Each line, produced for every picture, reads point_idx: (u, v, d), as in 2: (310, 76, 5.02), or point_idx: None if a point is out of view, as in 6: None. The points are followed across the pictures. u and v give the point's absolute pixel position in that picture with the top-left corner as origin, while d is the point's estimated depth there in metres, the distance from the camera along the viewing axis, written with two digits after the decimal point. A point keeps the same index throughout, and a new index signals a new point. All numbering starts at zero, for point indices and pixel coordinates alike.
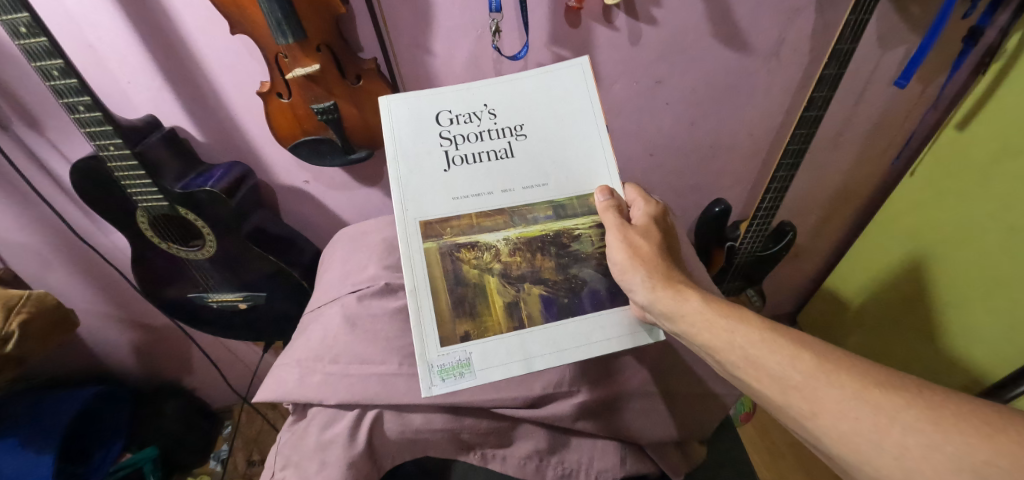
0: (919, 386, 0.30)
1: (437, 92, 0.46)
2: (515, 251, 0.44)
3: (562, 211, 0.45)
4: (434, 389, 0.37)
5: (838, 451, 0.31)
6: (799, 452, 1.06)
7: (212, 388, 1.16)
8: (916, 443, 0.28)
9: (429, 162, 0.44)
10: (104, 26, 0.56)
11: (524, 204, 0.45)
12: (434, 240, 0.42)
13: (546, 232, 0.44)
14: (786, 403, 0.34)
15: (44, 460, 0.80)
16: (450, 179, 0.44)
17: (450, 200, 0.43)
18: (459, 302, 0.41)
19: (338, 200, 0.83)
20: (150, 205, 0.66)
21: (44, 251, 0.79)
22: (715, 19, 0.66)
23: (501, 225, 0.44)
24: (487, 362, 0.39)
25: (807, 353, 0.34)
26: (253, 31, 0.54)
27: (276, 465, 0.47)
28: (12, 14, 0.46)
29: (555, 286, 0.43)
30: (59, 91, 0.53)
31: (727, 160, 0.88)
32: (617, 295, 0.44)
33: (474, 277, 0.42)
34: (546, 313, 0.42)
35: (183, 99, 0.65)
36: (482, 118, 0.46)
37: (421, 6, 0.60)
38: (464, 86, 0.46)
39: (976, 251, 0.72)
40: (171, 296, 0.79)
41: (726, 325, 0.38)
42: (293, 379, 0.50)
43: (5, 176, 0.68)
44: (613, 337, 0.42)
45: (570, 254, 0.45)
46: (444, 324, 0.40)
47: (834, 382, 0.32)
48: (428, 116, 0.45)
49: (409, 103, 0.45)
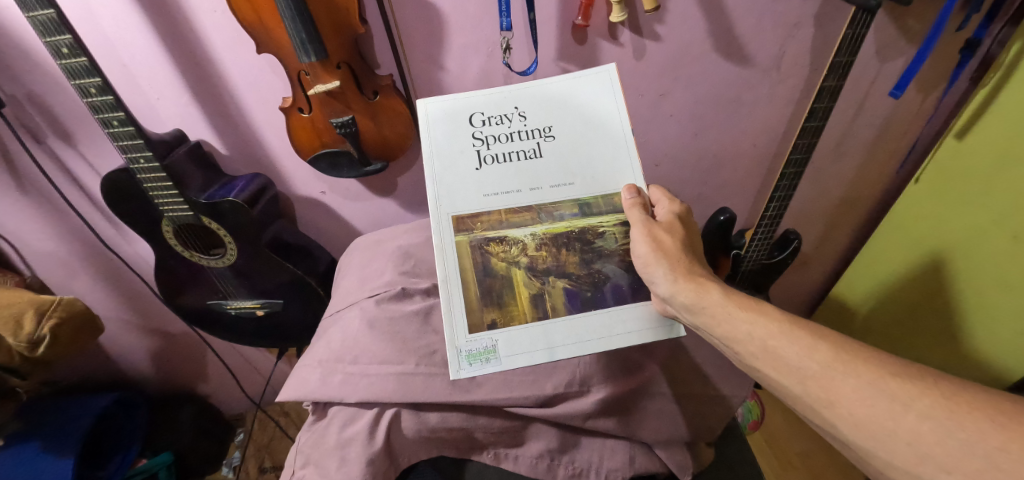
0: (934, 377, 0.32)
1: (470, 95, 0.49)
2: (541, 246, 0.46)
3: (587, 209, 0.47)
4: (462, 374, 0.40)
5: (854, 437, 0.33)
6: (809, 462, 1.05)
7: (226, 395, 1.18)
8: (929, 430, 0.29)
9: (462, 160, 0.47)
10: (138, 46, 0.60)
11: (550, 202, 0.47)
12: (464, 234, 0.45)
13: (571, 229, 0.46)
14: (803, 393, 0.36)
15: (65, 463, 0.81)
16: (481, 177, 0.47)
17: (480, 196, 0.46)
18: (488, 293, 0.43)
19: (352, 210, 0.86)
20: (175, 215, 0.69)
21: (72, 259, 0.82)
22: (715, 33, 0.69)
23: (528, 221, 0.46)
24: (511, 349, 0.42)
25: (823, 344, 0.36)
26: (277, 51, 0.57)
27: (297, 463, 0.49)
28: (55, 36, 0.50)
29: (579, 279, 0.45)
30: (96, 107, 0.56)
31: (731, 169, 0.90)
32: (639, 291, 0.46)
33: (502, 269, 0.44)
34: (569, 305, 0.44)
35: (210, 113, 0.68)
36: (513, 120, 0.49)
37: (434, 24, 0.63)
38: (496, 90, 0.49)
39: (980, 259, 0.73)
40: (193, 303, 0.82)
41: (746, 317, 0.40)
42: (314, 379, 0.52)
43: (39, 188, 0.72)
44: (634, 332, 0.44)
45: (595, 249, 0.47)
46: (473, 312, 0.43)
47: (851, 372, 0.34)
48: (462, 118, 0.48)
49: (445, 106, 0.48)
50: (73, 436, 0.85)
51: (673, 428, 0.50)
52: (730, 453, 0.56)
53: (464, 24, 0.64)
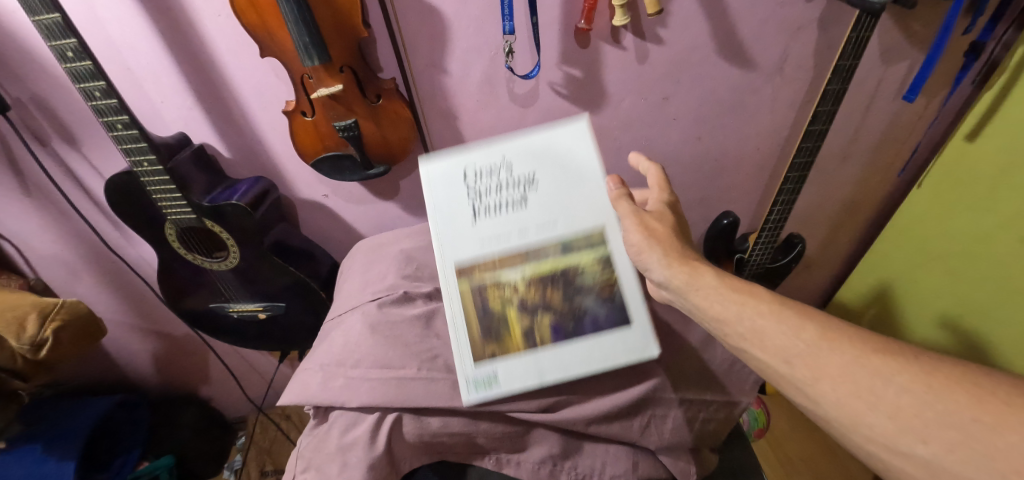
0: (916, 354, 0.31)
1: (458, 150, 0.50)
2: (532, 285, 0.48)
3: (570, 247, 0.48)
4: (471, 399, 0.45)
5: (835, 414, 0.32)
6: (815, 468, 1.03)
7: (228, 398, 1.18)
8: (909, 403, 0.29)
9: (458, 216, 0.48)
10: (142, 49, 0.60)
11: (540, 246, 0.48)
12: (466, 279, 0.48)
13: (554, 268, 0.48)
14: (788, 371, 0.35)
15: (67, 465, 0.81)
16: (479, 230, 0.48)
17: (478, 248, 0.48)
18: (489, 329, 0.47)
19: (355, 213, 0.86)
20: (178, 218, 0.69)
21: (76, 262, 0.82)
22: (719, 37, 0.68)
23: (519, 263, 0.48)
24: (509, 377, 0.46)
25: (811, 324, 0.35)
26: (281, 54, 0.57)
27: (297, 467, 0.48)
28: (61, 40, 0.50)
29: (561, 313, 0.48)
30: (101, 111, 0.56)
31: (735, 173, 0.89)
32: (615, 319, 0.47)
33: (500, 309, 0.48)
34: (556, 336, 0.47)
35: (212, 117, 0.68)
36: (502, 171, 0.49)
37: (437, 28, 0.63)
38: (483, 141, 0.50)
39: (978, 253, 0.73)
40: (195, 305, 0.82)
41: (735, 298, 0.39)
42: (315, 382, 0.52)
43: (43, 191, 0.72)
44: (610, 356, 0.46)
45: (574, 286, 0.48)
46: (476, 347, 0.47)
47: (837, 349, 0.33)
48: (455, 174, 0.49)
49: (437, 165, 0.50)
50: (75, 439, 0.85)
51: (681, 434, 0.49)
52: (738, 459, 0.55)
53: (467, 28, 0.64)
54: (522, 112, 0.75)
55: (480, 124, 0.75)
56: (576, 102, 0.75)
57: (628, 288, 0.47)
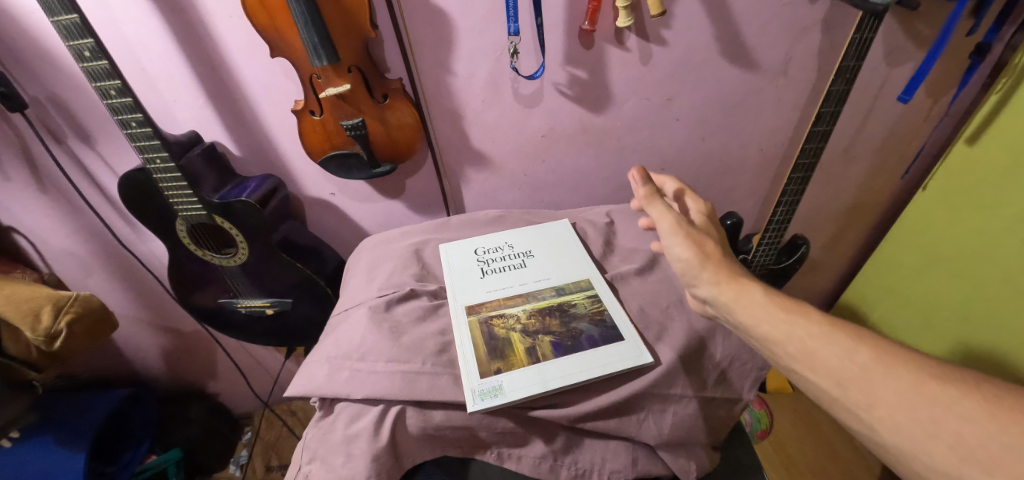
0: (978, 381, 0.31)
1: (472, 238, 0.71)
2: (531, 316, 0.57)
3: (562, 290, 0.60)
4: (475, 407, 0.47)
5: (892, 440, 0.31)
6: (819, 472, 1.03)
7: (234, 393, 1.20)
8: (973, 434, 0.28)
9: (470, 273, 0.64)
10: (157, 50, 0.61)
11: (536, 290, 0.61)
12: (474, 315, 0.57)
13: (551, 304, 0.58)
14: (839, 395, 0.34)
15: (77, 457, 0.82)
16: (485, 282, 0.63)
17: (485, 292, 0.61)
18: (494, 350, 0.52)
19: (361, 211, 0.87)
20: (189, 214, 0.70)
21: (88, 257, 0.84)
22: (722, 39, 0.69)
23: (519, 302, 0.59)
24: (514, 385, 0.48)
25: (864, 347, 0.34)
26: (290, 54, 0.58)
27: (303, 458, 0.49)
28: (79, 40, 0.51)
29: (561, 334, 0.54)
30: (116, 109, 0.58)
31: (738, 174, 0.90)
32: (610, 336, 0.53)
33: (502, 333, 0.55)
34: (555, 351, 0.52)
35: (224, 116, 0.70)
36: (505, 249, 0.69)
37: (444, 30, 0.64)
38: (490, 234, 0.72)
39: (980, 249, 0.73)
40: (205, 301, 0.83)
41: (788, 318, 0.38)
42: (322, 374, 0.53)
43: (58, 187, 0.74)
44: (608, 364, 0.50)
45: (569, 314, 0.57)
46: (482, 363, 0.51)
47: (892, 375, 0.32)
48: (468, 250, 0.69)
49: (456, 249, 0.69)
50: (85, 431, 0.86)
51: (687, 432, 0.48)
52: (739, 458, 0.54)
53: (473, 29, 0.65)
54: (526, 112, 0.75)
55: (485, 123, 0.76)
56: (581, 103, 0.75)
57: (617, 315, 0.56)
